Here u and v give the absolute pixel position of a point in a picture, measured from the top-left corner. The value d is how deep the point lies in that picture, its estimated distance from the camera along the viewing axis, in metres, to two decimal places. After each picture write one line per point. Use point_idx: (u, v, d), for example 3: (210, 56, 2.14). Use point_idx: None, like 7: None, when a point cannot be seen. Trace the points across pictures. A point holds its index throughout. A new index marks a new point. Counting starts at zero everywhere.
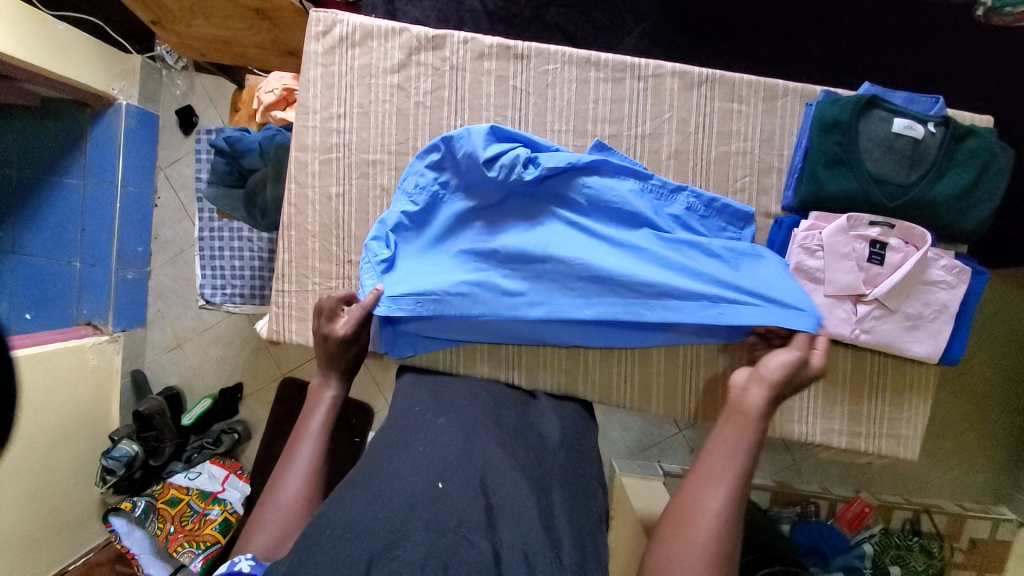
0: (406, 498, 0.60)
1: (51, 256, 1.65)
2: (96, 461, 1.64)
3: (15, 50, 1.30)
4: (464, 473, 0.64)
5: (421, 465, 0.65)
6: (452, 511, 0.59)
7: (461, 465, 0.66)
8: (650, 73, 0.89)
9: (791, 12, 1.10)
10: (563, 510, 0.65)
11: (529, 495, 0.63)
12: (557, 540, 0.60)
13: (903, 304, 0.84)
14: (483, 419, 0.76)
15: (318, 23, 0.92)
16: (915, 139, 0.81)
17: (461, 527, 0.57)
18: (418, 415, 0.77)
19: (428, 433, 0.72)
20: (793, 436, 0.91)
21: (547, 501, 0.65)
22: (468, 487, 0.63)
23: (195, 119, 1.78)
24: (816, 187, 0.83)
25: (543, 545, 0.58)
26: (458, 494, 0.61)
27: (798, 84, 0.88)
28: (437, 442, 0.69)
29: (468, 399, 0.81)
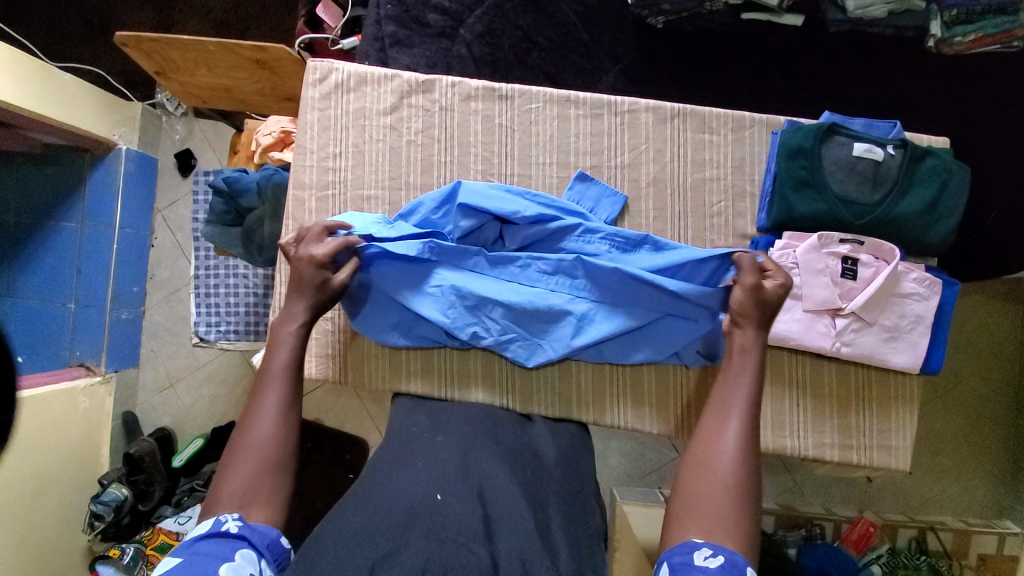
0: (408, 510, 0.62)
1: (44, 298, 1.67)
2: (82, 507, 1.59)
3: (22, 100, 1.36)
4: (462, 487, 0.67)
5: (420, 480, 0.67)
6: (450, 522, 0.61)
7: (459, 480, 0.68)
8: (626, 109, 0.95)
9: (750, 54, 1.22)
10: (559, 524, 0.67)
11: (524, 506, 0.66)
12: (554, 553, 0.62)
13: (880, 317, 0.87)
14: (480, 436, 0.78)
15: (315, 72, 0.98)
16: (875, 161, 0.87)
17: (460, 536, 0.59)
18: (416, 432, 0.80)
19: (427, 448, 0.74)
20: (786, 451, 0.92)
21: (544, 515, 0.67)
22: (467, 500, 0.65)
23: (193, 162, 1.84)
24: (787, 208, 0.88)
25: (541, 554, 0.60)
26: (457, 506, 0.64)
27: (763, 115, 0.94)
28: (435, 457, 0.72)
29: (466, 419, 0.83)
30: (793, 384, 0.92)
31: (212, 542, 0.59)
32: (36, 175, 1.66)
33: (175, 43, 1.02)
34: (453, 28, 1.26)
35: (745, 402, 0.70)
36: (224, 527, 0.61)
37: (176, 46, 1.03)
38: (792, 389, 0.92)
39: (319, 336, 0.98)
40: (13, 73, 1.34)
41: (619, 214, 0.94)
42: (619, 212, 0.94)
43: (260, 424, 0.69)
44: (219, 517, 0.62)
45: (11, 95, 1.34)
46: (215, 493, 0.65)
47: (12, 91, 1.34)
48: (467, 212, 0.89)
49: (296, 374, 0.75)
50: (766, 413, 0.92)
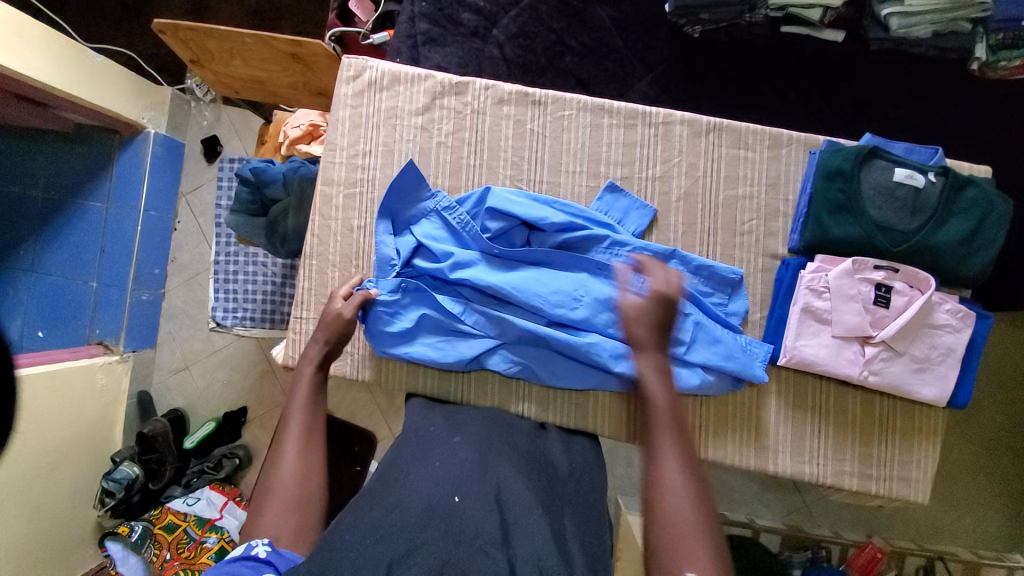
0: (425, 509, 0.62)
1: (67, 274, 1.69)
2: (95, 483, 1.63)
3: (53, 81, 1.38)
4: (480, 489, 0.65)
5: (437, 479, 0.66)
6: (468, 523, 0.60)
7: (477, 482, 0.66)
8: (660, 120, 0.94)
9: (787, 69, 1.20)
10: (573, 532, 0.66)
11: (541, 510, 0.65)
12: (569, 559, 0.61)
13: (910, 347, 0.85)
14: (498, 439, 0.77)
15: (349, 69, 0.98)
16: (916, 188, 0.85)
17: (477, 539, 0.58)
18: (435, 433, 0.79)
19: (444, 448, 0.74)
20: (804, 477, 0.90)
21: (560, 521, 0.66)
22: (485, 502, 0.63)
23: (218, 148, 1.85)
24: (820, 231, 0.86)
25: (557, 557, 0.59)
26: (475, 508, 0.62)
27: (801, 133, 0.92)
28: (454, 457, 0.71)
29: (482, 420, 0.82)
30: (814, 410, 0.91)
31: (237, 565, 0.59)
32: (68, 155, 1.69)
33: (213, 33, 1.02)
34: (486, 28, 1.25)
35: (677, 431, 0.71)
36: (253, 551, 0.61)
37: (213, 36, 1.03)
38: (815, 415, 0.91)
39: None
40: (43, 52, 1.35)
41: (647, 227, 0.92)
42: (647, 225, 0.92)
43: (285, 460, 0.73)
44: (248, 542, 0.62)
45: (43, 74, 1.35)
46: (248, 531, 0.66)
47: (43, 71, 1.35)
48: (496, 216, 0.90)
49: (312, 412, 0.80)
50: (785, 437, 0.91)
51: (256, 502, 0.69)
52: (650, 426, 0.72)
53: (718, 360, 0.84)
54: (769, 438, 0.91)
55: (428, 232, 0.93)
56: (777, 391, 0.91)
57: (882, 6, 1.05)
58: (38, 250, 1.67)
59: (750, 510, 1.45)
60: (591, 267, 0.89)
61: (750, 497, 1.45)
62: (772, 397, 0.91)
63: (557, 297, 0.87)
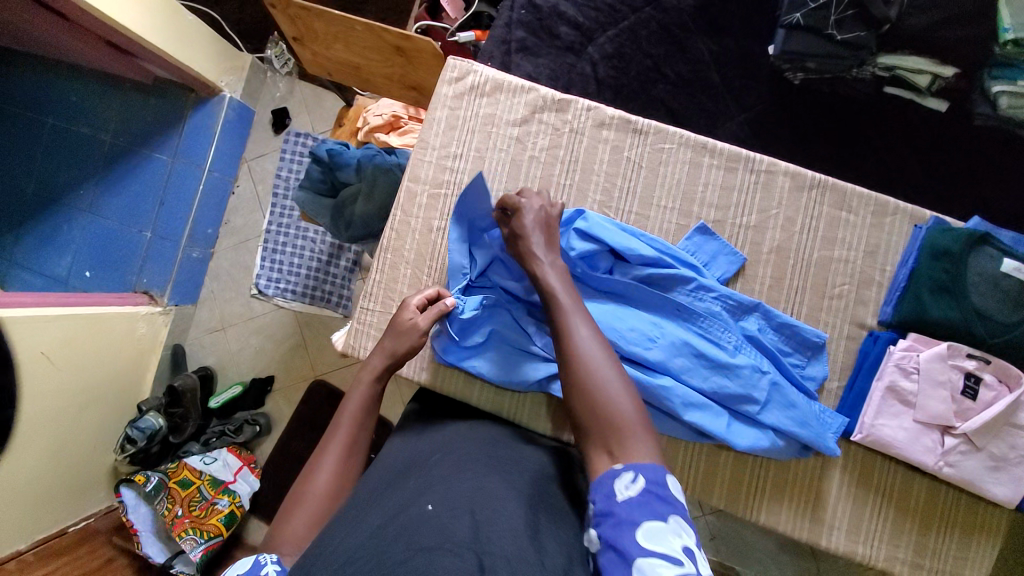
0: (397, 523, 0.60)
1: (121, 221, 1.69)
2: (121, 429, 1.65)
3: (140, 28, 1.37)
4: (451, 499, 0.63)
5: (412, 496, 0.65)
6: (438, 530, 0.57)
7: (450, 492, 0.65)
8: (763, 168, 0.92)
9: (889, 129, 1.14)
10: (549, 528, 0.64)
11: (516, 513, 0.63)
12: (543, 554, 0.59)
13: (990, 443, 0.81)
14: (477, 454, 0.76)
15: (453, 70, 0.98)
16: (1022, 282, 0.80)
17: (445, 544, 0.55)
18: (416, 455, 0.79)
19: (426, 467, 0.73)
20: (855, 557, 0.87)
21: (536, 521, 0.65)
22: (455, 510, 0.61)
23: (287, 121, 1.87)
24: (917, 309, 0.84)
25: (528, 554, 0.57)
26: (445, 516, 0.60)
27: (909, 205, 0.90)
28: (429, 476, 0.70)
29: (469, 438, 0.81)
30: (877, 490, 0.87)
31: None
32: (139, 105, 1.70)
33: (324, 15, 1.03)
34: (582, 44, 1.24)
35: (590, 323, 0.72)
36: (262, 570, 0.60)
37: (323, 18, 1.04)
38: (877, 496, 0.87)
39: None
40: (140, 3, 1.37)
41: (734, 274, 0.90)
42: (734, 272, 0.90)
43: (323, 474, 0.75)
44: (258, 560, 0.61)
45: (135, 24, 1.35)
46: (276, 536, 0.70)
47: (135, 19, 1.35)
48: (584, 238, 0.88)
49: (358, 423, 0.80)
50: (843, 513, 0.87)
51: (290, 502, 0.72)
52: (561, 314, 0.73)
53: (790, 426, 0.81)
54: (826, 512, 0.88)
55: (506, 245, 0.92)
56: (844, 465, 0.88)
57: (993, 83, 1.05)
58: (96, 192, 1.70)
59: (763, 569, 1.41)
60: (672, 307, 0.86)
61: (765, 555, 1.41)
62: (836, 470, 0.88)
63: (633, 334, 0.84)
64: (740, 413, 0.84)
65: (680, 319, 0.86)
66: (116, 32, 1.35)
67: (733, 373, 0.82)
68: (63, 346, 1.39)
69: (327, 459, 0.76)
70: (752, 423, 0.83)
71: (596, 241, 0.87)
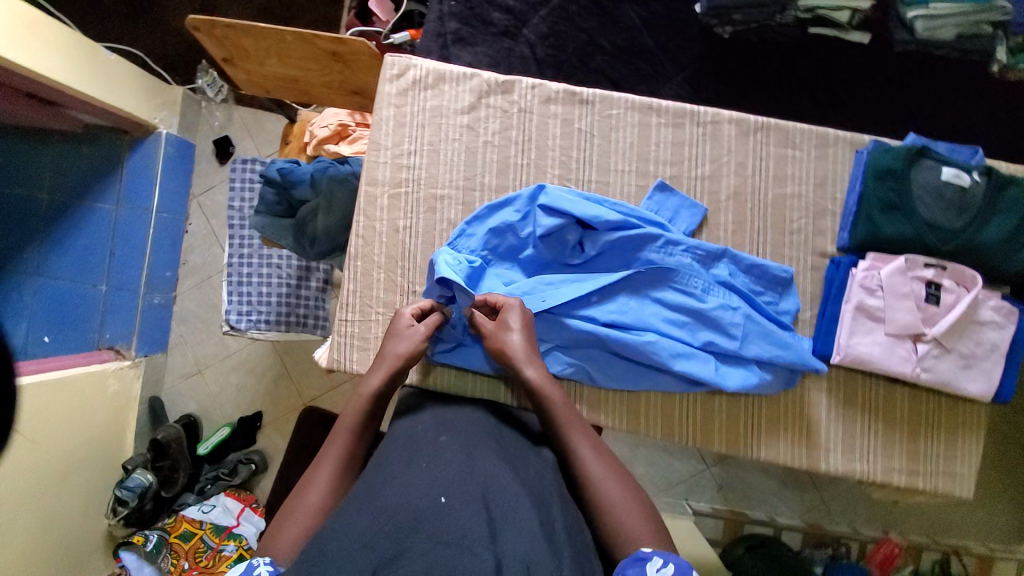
0: (413, 513, 0.61)
1: (74, 278, 1.59)
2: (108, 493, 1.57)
3: (61, 75, 1.30)
4: (466, 489, 0.64)
5: (425, 482, 0.65)
6: (455, 524, 0.59)
7: (464, 482, 0.65)
8: (709, 119, 0.95)
9: (819, 67, 1.19)
10: (563, 523, 0.66)
11: (529, 507, 0.65)
12: (559, 552, 0.61)
13: (957, 343, 0.86)
14: (485, 439, 0.76)
15: (393, 67, 0.97)
16: (962, 187, 0.86)
17: (465, 539, 0.57)
18: (420, 433, 0.78)
19: (431, 448, 0.73)
20: (855, 475, 0.91)
21: (549, 515, 0.66)
22: (471, 502, 0.62)
23: (230, 149, 1.79)
24: (872, 229, 0.88)
25: (545, 555, 0.59)
26: (461, 508, 0.61)
27: (847, 133, 0.94)
28: (439, 458, 0.70)
29: (470, 419, 0.81)
30: (865, 407, 0.92)
31: None
32: (72, 157, 1.57)
33: (252, 31, 1.00)
34: (516, 27, 1.24)
35: (591, 438, 0.78)
36: (255, 572, 0.64)
37: (251, 34, 1.02)
38: (864, 413, 0.92)
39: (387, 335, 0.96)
40: (57, 50, 1.29)
41: (698, 225, 0.93)
42: (698, 223, 0.93)
43: (316, 488, 0.75)
44: (251, 563, 0.65)
45: (54, 70, 1.28)
46: (270, 545, 0.70)
47: (53, 67, 1.28)
48: (550, 213, 0.88)
49: (355, 441, 0.80)
50: (837, 435, 0.91)
51: (283, 516, 0.73)
52: (561, 427, 0.79)
53: (773, 356, 0.85)
54: (821, 437, 0.91)
55: (471, 232, 0.92)
56: (830, 389, 0.92)
57: (908, 9, 1.12)
58: (40, 251, 1.50)
59: (770, 508, 1.45)
60: (644, 269, 0.89)
61: (770, 495, 1.46)
62: (824, 395, 0.92)
63: (610, 303, 0.88)
64: (726, 355, 0.87)
65: (653, 277, 0.89)
66: (39, 84, 1.30)
67: (711, 319, 0.86)
68: (33, 417, 1.32)
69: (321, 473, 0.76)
70: (737, 364, 0.87)
71: (560, 213, 0.88)
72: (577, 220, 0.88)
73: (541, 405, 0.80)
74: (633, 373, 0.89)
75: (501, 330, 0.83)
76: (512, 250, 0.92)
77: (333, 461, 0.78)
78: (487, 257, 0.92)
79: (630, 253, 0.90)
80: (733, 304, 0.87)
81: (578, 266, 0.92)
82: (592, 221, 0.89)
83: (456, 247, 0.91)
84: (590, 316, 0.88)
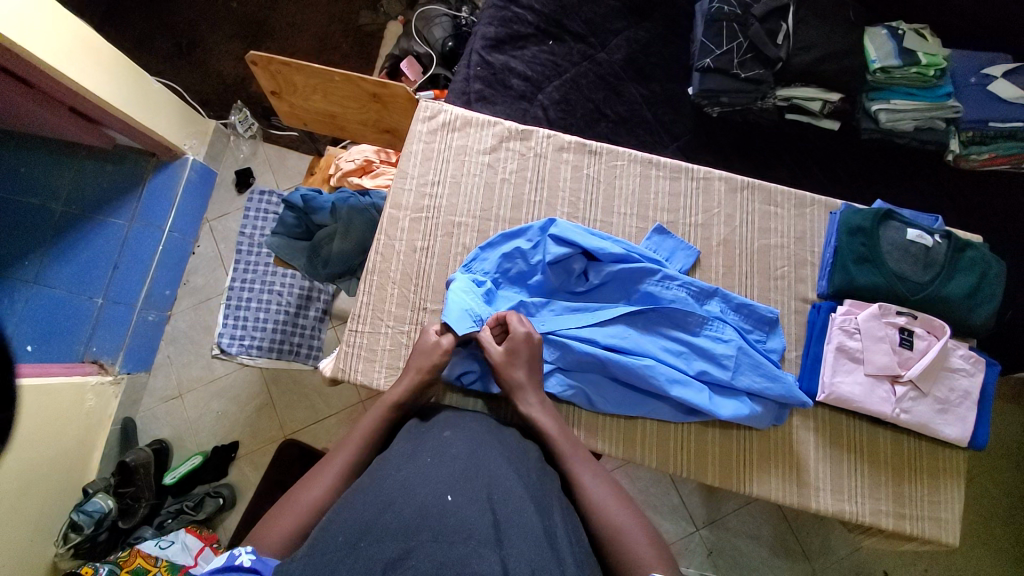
0: (417, 510, 0.57)
1: (71, 289, 1.48)
2: (56, 528, 1.37)
3: (107, 93, 1.35)
4: (472, 487, 0.61)
5: (427, 476, 0.63)
6: (461, 524, 0.56)
7: (471, 478, 0.63)
8: (701, 176, 1.08)
9: (794, 150, 1.36)
10: (565, 532, 0.62)
11: (534, 512, 0.61)
12: (562, 559, 0.57)
13: (933, 388, 0.93)
14: (489, 437, 0.74)
15: (426, 110, 1.10)
16: (925, 246, 0.98)
17: (471, 539, 0.54)
18: (425, 429, 0.76)
19: (436, 443, 0.70)
20: (844, 516, 0.93)
21: (551, 522, 0.62)
22: (478, 502, 0.59)
23: (251, 180, 1.80)
24: (847, 278, 0.98)
25: (550, 561, 0.55)
26: (467, 508, 0.58)
27: (822, 197, 1.08)
28: (445, 453, 0.67)
29: (476, 420, 0.79)
30: (850, 447, 0.96)
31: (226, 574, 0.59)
32: (95, 172, 1.54)
33: (304, 69, 1.18)
34: (532, 92, 1.38)
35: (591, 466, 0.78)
36: (237, 560, 0.60)
37: (302, 71, 1.19)
38: (851, 453, 0.95)
39: (393, 348, 0.99)
40: (108, 72, 1.35)
41: (691, 266, 1.02)
42: (691, 264, 1.02)
43: (323, 482, 0.73)
44: (232, 550, 0.61)
45: (100, 87, 1.33)
46: (258, 536, 0.67)
47: (102, 84, 1.34)
48: (559, 243, 0.96)
49: (366, 447, 0.78)
50: (825, 475, 0.94)
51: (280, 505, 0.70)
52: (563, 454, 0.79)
53: (762, 389, 0.90)
54: (811, 477, 0.94)
55: (483, 257, 1.00)
56: (815, 429, 0.96)
57: (872, 103, 1.28)
58: (43, 259, 1.45)
59: None
60: (640, 300, 0.96)
61: (761, 563, 1.40)
62: (811, 434, 0.96)
63: (611, 329, 0.93)
64: (719, 386, 0.92)
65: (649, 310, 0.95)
66: (77, 95, 1.31)
67: (703, 351, 0.92)
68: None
69: (328, 469, 0.75)
70: (730, 394, 0.92)
71: (568, 243, 0.96)
72: (583, 250, 0.96)
73: (544, 434, 0.81)
74: (633, 400, 0.93)
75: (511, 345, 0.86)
76: (520, 276, 0.99)
77: (340, 460, 0.76)
78: (497, 279, 0.98)
79: (629, 285, 0.97)
80: (724, 337, 0.93)
81: (582, 294, 0.99)
82: (595, 253, 0.97)
83: (469, 269, 0.98)
84: (591, 340, 0.92)
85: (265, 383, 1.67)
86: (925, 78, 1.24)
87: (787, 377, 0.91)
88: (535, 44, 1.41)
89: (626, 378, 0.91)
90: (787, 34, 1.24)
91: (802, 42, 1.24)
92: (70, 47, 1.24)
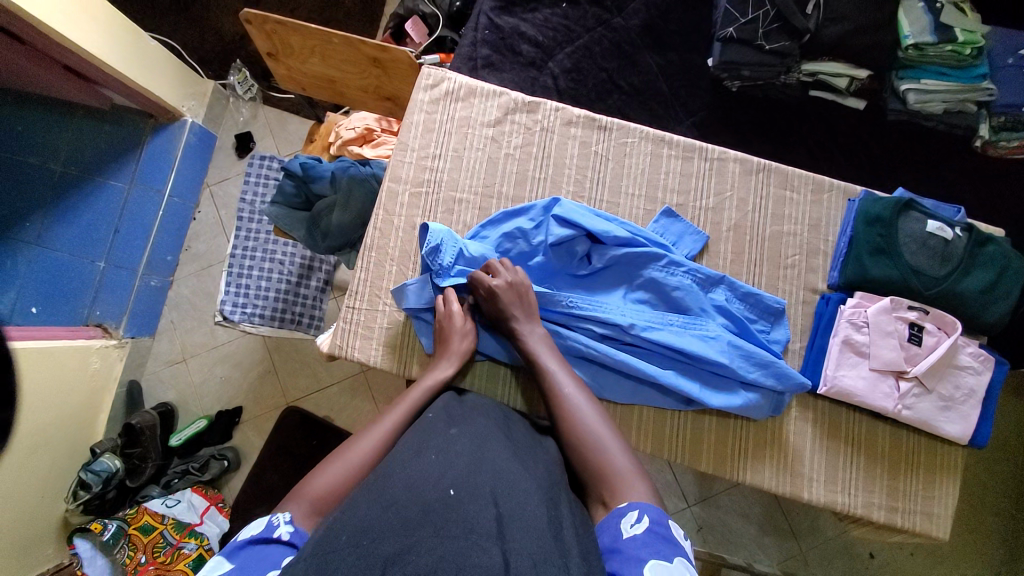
0: (421, 506, 0.58)
1: (72, 251, 1.47)
2: (66, 485, 1.42)
3: (99, 50, 1.29)
4: (475, 482, 0.61)
5: (431, 473, 0.63)
6: (462, 519, 0.56)
7: (474, 474, 0.62)
8: (715, 156, 1.03)
9: (815, 129, 1.30)
10: (571, 524, 0.61)
11: (538, 505, 0.60)
12: (566, 550, 0.56)
13: (938, 385, 0.91)
14: (495, 432, 0.72)
15: (428, 78, 1.05)
16: (944, 240, 0.94)
17: (472, 534, 0.54)
18: (430, 420, 0.75)
19: (440, 440, 0.69)
20: (836, 507, 0.93)
21: (557, 513, 0.62)
22: (480, 497, 0.59)
23: (251, 145, 1.75)
24: (860, 270, 0.95)
25: (552, 554, 0.54)
26: (469, 503, 0.58)
27: (840, 183, 1.03)
28: (449, 451, 0.66)
29: (483, 410, 0.78)
30: (847, 441, 0.95)
31: (265, 546, 0.60)
32: (93, 132, 1.50)
33: (301, 30, 1.12)
34: (542, 60, 1.31)
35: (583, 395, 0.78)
36: (276, 532, 0.62)
37: (299, 32, 1.13)
38: (847, 445, 0.95)
39: (391, 326, 0.98)
40: (100, 27, 1.28)
41: (699, 251, 0.99)
42: (699, 249, 0.99)
43: (370, 442, 0.75)
44: (271, 521, 0.63)
45: (92, 44, 1.27)
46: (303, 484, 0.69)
47: (94, 40, 1.27)
48: (562, 224, 0.93)
49: (408, 416, 0.79)
50: (820, 464, 0.94)
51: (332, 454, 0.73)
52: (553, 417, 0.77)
53: (759, 381, 0.89)
54: (805, 466, 0.94)
55: (484, 236, 0.97)
56: (814, 420, 0.95)
57: (902, 82, 1.21)
58: (46, 222, 1.43)
59: (749, 555, 1.42)
60: (642, 286, 0.94)
61: (750, 541, 1.43)
62: (808, 424, 0.95)
63: (617, 313, 0.90)
64: (714, 375, 0.90)
65: (653, 298, 0.94)
66: (67, 53, 1.24)
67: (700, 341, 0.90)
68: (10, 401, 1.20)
69: (375, 430, 0.76)
70: (723, 387, 0.90)
71: (573, 224, 0.93)
72: (587, 233, 0.93)
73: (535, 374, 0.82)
74: (635, 385, 0.92)
75: (514, 265, 0.90)
76: (522, 257, 0.96)
77: (390, 421, 0.77)
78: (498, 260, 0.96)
79: (635, 269, 0.95)
80: (713, 332, 0.90)
81: (584, 278, 0.96)
82: (600, 236, 0.94)
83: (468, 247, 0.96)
84: (591, 328, 0.91)
85: (266, 351, 1.68)
86: (960, 57, 1.16)
87: (782, 362, 0.90)
88: (547, 7, 1.33)
89: (631, 365, 0.88)
90: (817, 3, 1.15)
91: (835, 13, 1.15)
92: (61, 4, 1.18)
